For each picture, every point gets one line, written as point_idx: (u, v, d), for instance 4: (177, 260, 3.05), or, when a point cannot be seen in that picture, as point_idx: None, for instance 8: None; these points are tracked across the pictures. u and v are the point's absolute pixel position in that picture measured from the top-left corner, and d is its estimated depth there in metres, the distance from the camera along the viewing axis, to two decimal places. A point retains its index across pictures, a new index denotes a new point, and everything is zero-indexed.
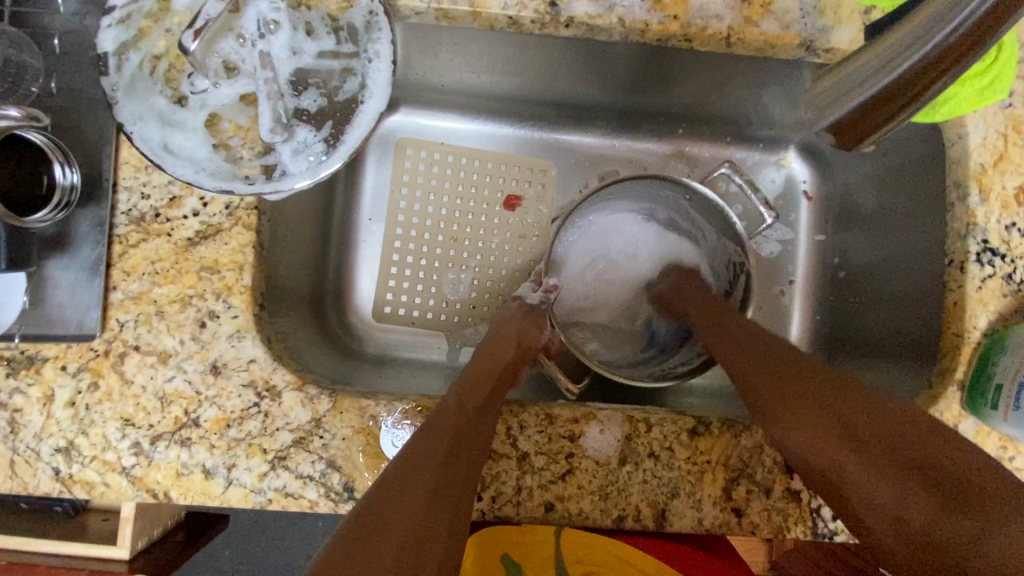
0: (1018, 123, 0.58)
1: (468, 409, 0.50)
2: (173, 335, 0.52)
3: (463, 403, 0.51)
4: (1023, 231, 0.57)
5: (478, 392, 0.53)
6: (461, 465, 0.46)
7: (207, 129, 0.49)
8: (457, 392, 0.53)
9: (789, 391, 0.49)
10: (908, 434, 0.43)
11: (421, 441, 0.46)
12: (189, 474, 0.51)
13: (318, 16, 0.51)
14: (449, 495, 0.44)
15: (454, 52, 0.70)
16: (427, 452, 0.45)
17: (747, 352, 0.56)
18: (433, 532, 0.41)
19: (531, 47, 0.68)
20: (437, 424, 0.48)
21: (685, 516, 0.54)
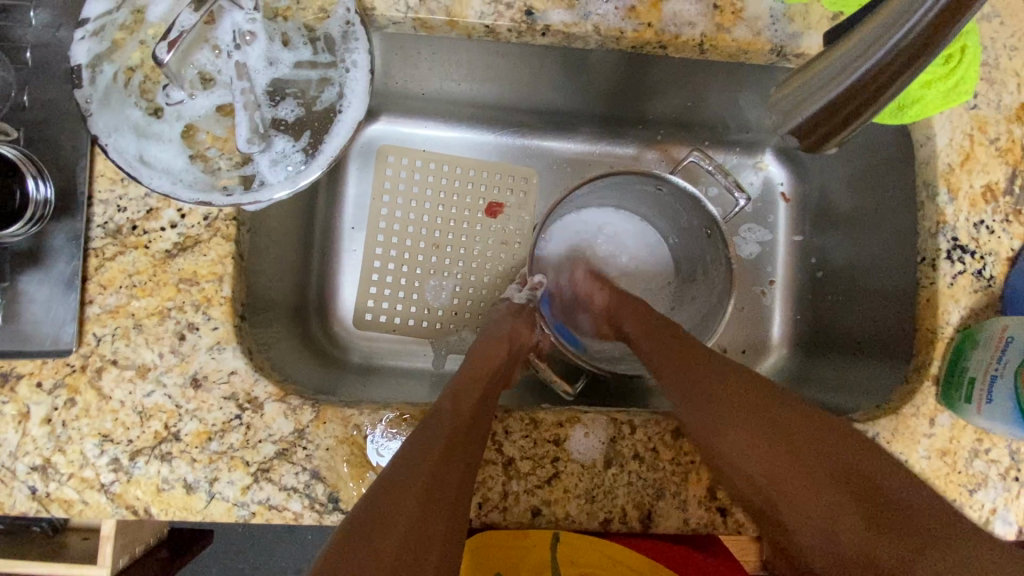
0: (982, 124, 0.60)
1: (461, 412, 0.51)
2: (152, 349, 0.51)
3: (453, 411, 0.51)
4: (990, 228, 0.59)
5: (470, 397, 0.53)
6: (459, 464, 0.46)
7: (184, 140, 0.49)
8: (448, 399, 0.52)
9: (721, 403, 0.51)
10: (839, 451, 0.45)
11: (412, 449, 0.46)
12: (170, 489, 0.51)
13: (294, 26, 0.51)
14: (445, 497, 0.43)
15: (436, 61, 0.70)
16: (419, 459, 0.45)
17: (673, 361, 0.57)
18: (432, 530, 0.41)
19: (515, 56, 0.69)
20: (430, 431, 0.48)
21: (671, 517, 0.54)
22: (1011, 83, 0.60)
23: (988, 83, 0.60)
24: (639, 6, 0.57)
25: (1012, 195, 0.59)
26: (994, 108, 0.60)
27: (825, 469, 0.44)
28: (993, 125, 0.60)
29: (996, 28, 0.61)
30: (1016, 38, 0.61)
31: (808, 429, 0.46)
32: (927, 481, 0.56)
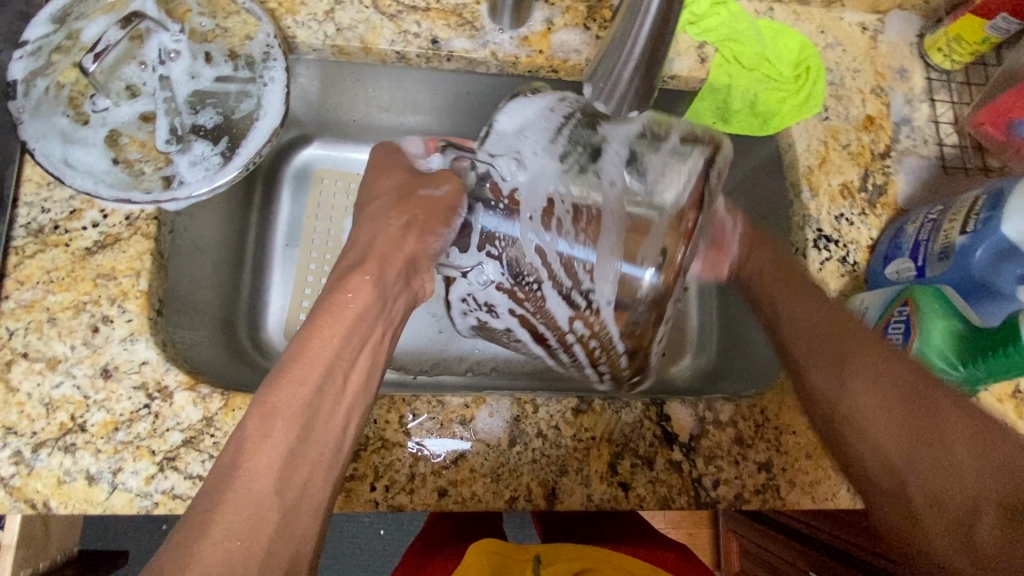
0: (835, 132, 0.69)
1: (312, 373, 0.45)
2: (64, 341, 0.53)
3: (323, 345, 0.47)
4: (850, 220, 0.66)
5: (326, 346, 0.47)
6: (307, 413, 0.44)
7: (107, 144, 0.54)
8: (305, 341, 0.47)
9: (947, 407, 0.49)
10: (958, 423, 0.49)
11: (269, 399, 0.43)
12: (72, 481, 0.51)
13: (216, 48, 0.58)
14: (302, 446, 0.42)
15: (372, 89, 0.77)
16: (286, 403, 0.43)
17: (833, 353, 0.56)
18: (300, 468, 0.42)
19: (450, 93, 0.76)
20: (257, 445, 0.41)
21: (575, 493, 0.56)
22: (856, 98, 0.70)
23: (836, 98, 0.69)
24: (531, 36, 0.66)
25: (866, 192, 0.67)
26: (845, 118, 0.69)
27: (970, 466, 0.47)
28: (845, 133, 0.69)
29: (841, 54, 0.71)
30: (857, 62, 0.71)
31: (961, 414, 0.49)
32: (816, 451, 0.60)
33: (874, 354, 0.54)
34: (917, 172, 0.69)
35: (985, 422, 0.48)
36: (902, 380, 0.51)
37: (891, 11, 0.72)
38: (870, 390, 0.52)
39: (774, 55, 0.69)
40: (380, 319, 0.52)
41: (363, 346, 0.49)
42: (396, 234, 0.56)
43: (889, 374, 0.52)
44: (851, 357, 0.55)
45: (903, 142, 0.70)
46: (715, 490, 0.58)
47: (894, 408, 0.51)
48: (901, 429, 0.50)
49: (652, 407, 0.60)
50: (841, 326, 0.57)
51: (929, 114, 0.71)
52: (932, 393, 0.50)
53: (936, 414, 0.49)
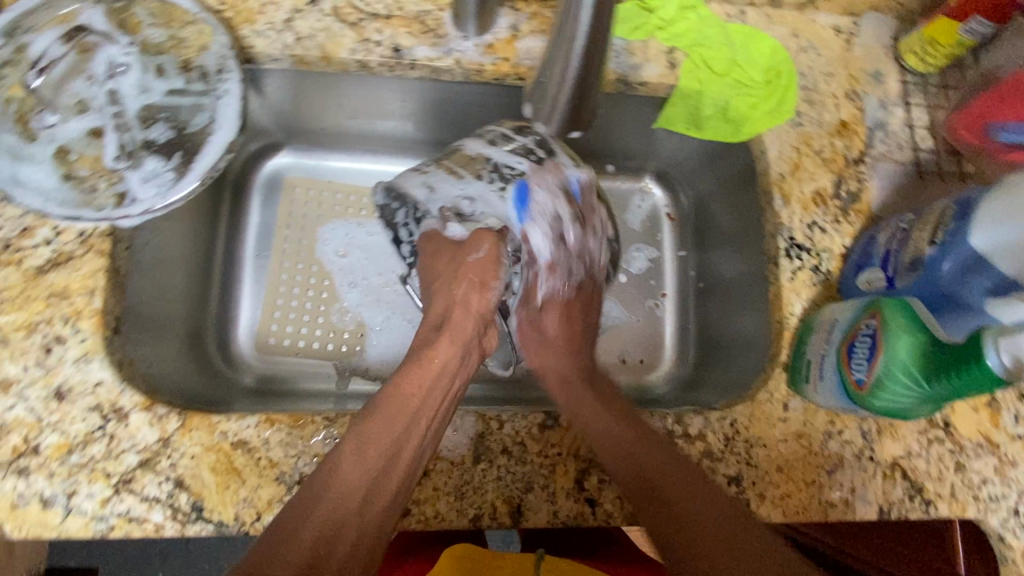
0: (808, 138, 0.68)
1: (369, 444, 0.51)
2: (16, 362, 0.52)
3: (383, 431, 0.52)
4: (823, 228, 0.65)
5: (383, 419, 0.53)
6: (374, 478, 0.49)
7: (56, 161, 0.53)
8: (374, 407, 0.54)
9: (719, 520, 0.50)
10: (750, 539, 0.48)
11: (341, 460, 0.49)
12: (25, 505, 0.50)
13: (169, 60, 0.57)
14: (351, 510, 0.47)
15: (340, 96, 0.75)
16: (342, 467, 0.49)
17: (646, 471, 0.54)
18: (346, 529, 0.46)
19: (421, 100, 0.75)
20: (300, 514, 0.46)
21: (540, 510, 0.55)
22: (830, 103, 0.69)
23: (809, 103, 0.68)
24: (497, 43, 0.64)
25: (839, 199, 0.66)
26: (818, 124, 0.68)
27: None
28: (818, 139, 0.68)
29: (814, 57, 0.70)
30: (831, 66, 0.70)
31: (735, 523, 0.49)
32: (786, 463, 0.60)
33: (676, 483, 0.53)
34: (892, 178, 0.68)
35: (739, 530, 0.49)
36: (649, 475, 0.54)
37: (865, 13, 0.71)
38: (690, 495, 0.52)
39: (745, 60, 0.68)
40: (456, 375, 0.59)
41: (438, 410, 0.55)
42: (464, 296, 0.64)
43: (677, 479, 0.53)
44: (630, 450, 0.55)
45: (878, 147, 0.68)
46: None
47: (672, 527, 0.50)
48: (724, 534, 0.49)
49: (619, 421, 0.59)
50: (631, 423, 0.58)
51: (904, 118, 0.69)
52: (697, 492, 0.52)
53: (731, 533, 0.49)
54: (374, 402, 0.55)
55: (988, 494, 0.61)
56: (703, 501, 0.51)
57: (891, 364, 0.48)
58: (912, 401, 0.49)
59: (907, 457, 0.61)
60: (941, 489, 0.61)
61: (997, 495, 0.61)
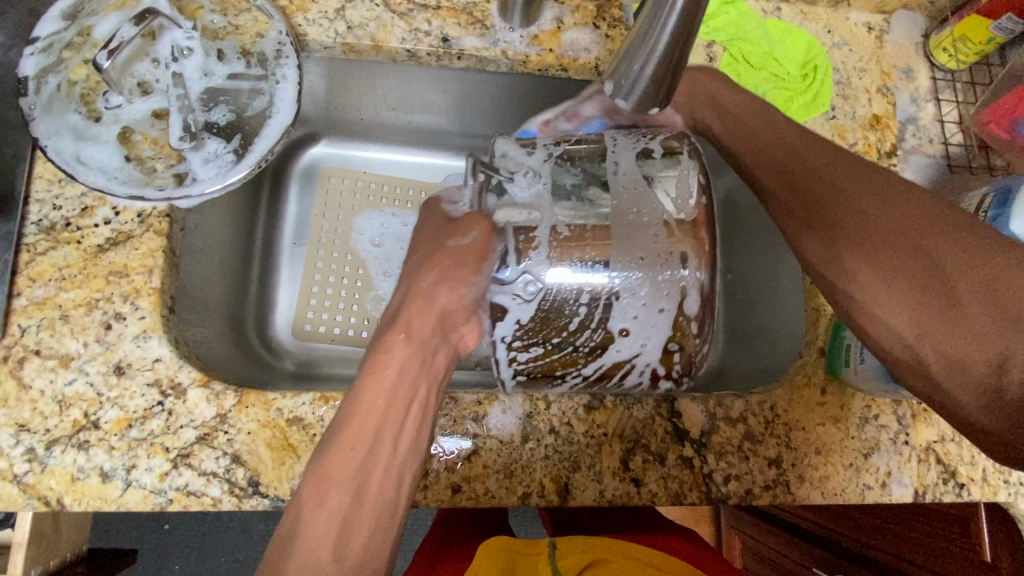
0: (842, 131, 0.69)
1: (359, 437, 0.45)
2: (77, 338, 0.53)
3: (343, 459, 0.44)
4: None
5: (368, 407, 0.46)
6: (364, 471, 0.44)
7: (120, 142, 0.54)
8: (355, 400, 0.47)
9: (897, 213, 0.44)
10: (952, 228, 0.42)
11: (326, 465, 0.44)
12: (86, 478, 0.51)
13: (228, 45, 0.58)
14: (352, 512, 0.43)
15: (380, 86, 0.77)
16: (332, 471, 0.44)
17: (905, 244, 0.43)
18: (353, 528, 0.43)
19: (460, 92, 0.76)
20: (307, 520, 0.42)
21: (587, 489, 0.56)
22: (863, 98, 0.71)
23: (843, 98, 0.70)
24: (542, 35, 0.66)
25: None
26: (851, 118, 0.70)
27: (971, 258, 0.41)
28: (851, 132, 0.69)
29: (847, 54, 0.71)
30: (863, 62, 0.72)
31: (911, 228, 0.43)
32: (825, 446, 0.61)
33: (869, 209, 0.45)
34: (923, 172, 0.69)
35: (952, 234, 0.42)
36: (827, 200, 0.48)
37: (896, 12, 0.73)
38: (897, 266, 0.43)
39: (782, 54, 0.70)
40: (422, 375, 0.50)
41: (407, 419, 0.47)
42: (429, 287, 0.52)
43: (873, 233, 0.44)
44: (874, 195, 0.45)
45: (909, 141, 0.70)
46: (726, 486, 0.58)
47: (900, 258, 0.43)
48: (967, 255, 0.40)
49: (663, 404, 0.60)
50: (868, 228, 0.45)
51: (934, 113, 0.71)
52: (866, 193, 0.46)
53: (921, 239, 0.42)
54: (330, 427, 0.47)
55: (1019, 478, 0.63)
56: (888, 196, 0.45)
57: None
58: None
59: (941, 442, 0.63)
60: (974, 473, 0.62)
61: None
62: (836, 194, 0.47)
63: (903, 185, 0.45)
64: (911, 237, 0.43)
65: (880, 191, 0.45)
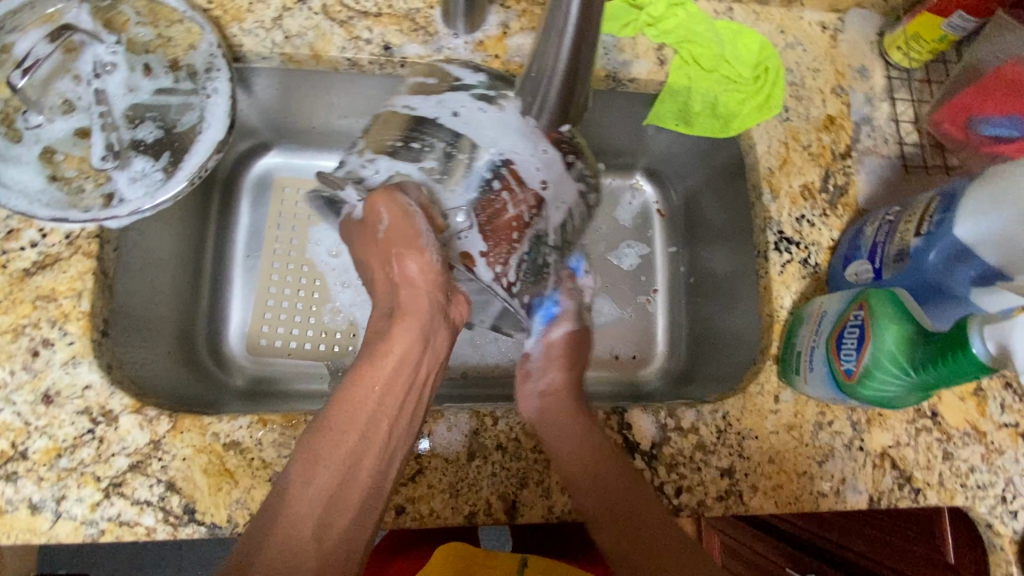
0: (795, 133, 0.68)
1: (352, 425, 0.47)
2: (3, 366, 0.51)
3: (335, 440, 0.46)
4: (811, 221, 0.66)
5: (360, 396, 0.48)
6: (361, 458, 0.47)
7: (42, 162, 0.53)
8: (352, 383, 0.49)
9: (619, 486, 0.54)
10: (646, 513, 0.53)
11: (315, 444, 0.46)
12: (13, 511, 0.49)
13: (157, 59, 0.57)
14: (344, 497, 0.45)
15: (330, 95, 0.75)
16: (320, 454, 0.46)
17: (633, 526, 0.52)
18: (336, 510, 0.45)
19: None
20: (292, 506, 0.44)
21: (535, 506, 0.55)
22: (817, 99, 0.70)
23: (796, 99, 0.69)
24: (487, 41, 0.65)
25: (827, 193, 0.67)
26: (805, 119, 0.69)
27: (665, 537, 0.51)
28: (805, 134, 0.68)
29: (801, 54, 0.70)
30: (817, 61, 0.70)
31: (614, 507, 0.53)
32: (778, 454, 0.60)
33: (604, 477, 0.54)
34: (879, 173, 0.68)
35: (641, 512, 0.53)
36: (602, 478, 0.54)
37: (851, 10, 0.72)
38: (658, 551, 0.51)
39: (733, 56, 0.69)
40: (422, 359, 0.51)
41: (400, 410, 0.49)
42: (400, 270, 0.52)
43: (616, 501, 0.53)
44: (591, 481, 0.54)
45: (864, 141, 0.69)
46: (678, 498, 0.58)
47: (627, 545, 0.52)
48: (665, 556, 0.50)
49: (613, 416, 0.60)
50: (580, 470, 0.55)
51: (889, 113, 0.70)
52: (599, 465, 0.55)
53: (620, 505, 0.53)
54: (323, 409, 0.48)
55: (976, 482, 0.62)
56: (614, 495, 0.54)
57: (878, 353, 0.49)
58: (899, 390, 0.49)
59: (896, 446, 0.62)
60: (930, 478, 0.62)
61: (985, 483, 0.62)
62: (584, 478, 0.54)
63: (592, 441, 0.56)
64: (609, 493, 0.54)
65: (601, 454, 0.55)
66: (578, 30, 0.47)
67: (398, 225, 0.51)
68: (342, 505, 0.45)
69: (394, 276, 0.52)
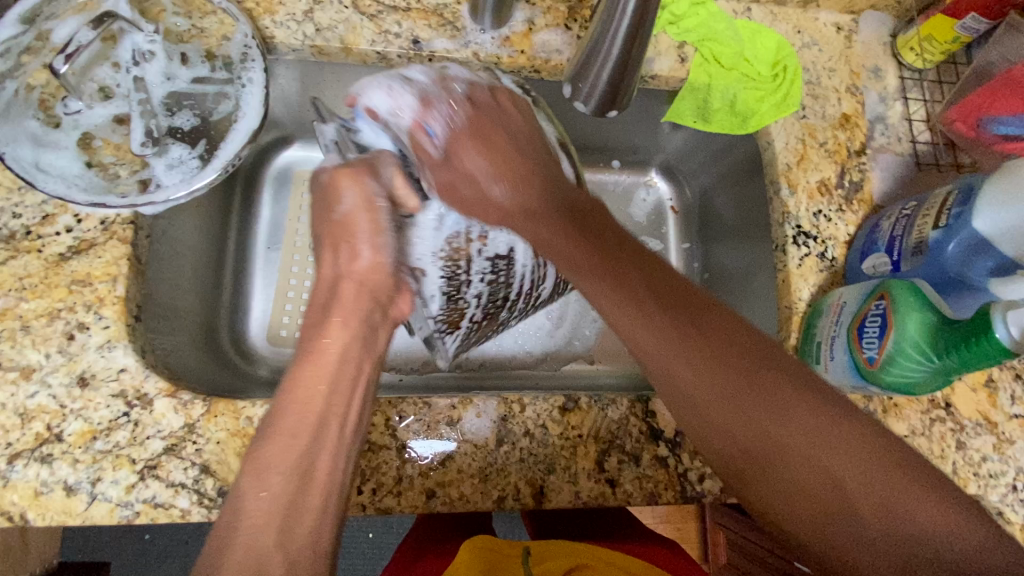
0: (812, 130, 0.70)
1: (296, 426, 0.42)
2: (39, 350, 0.52)
3: (285, 445, 0.41)
4: (828, 216, 0.68)
5: (302, 396, 0.44)
6: (315, 457, 0.42)
7: (80, 148, 0.54)
8: (288, 386, 0.44)
9: (775, 386, 0.40)
10: (812, 413, 0.38)
11: (258, 455, 0.41)
12: (49, 492, 0.50)
13: (193, 49, 0.58)
14: (305, 500, 0.40)
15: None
16: (266, 464, 0.40)
17: (777, 417, 0.39)
18: (300, 514, 0.40)
19: None
20: (245, 516, 0.38)
21: (562, 491, 0.56)
22: (832, 97, 0.71)
23: (813, 97, 0.71)
24: (513, 36, 0.66)
25: (843, 189, 0.69)
26: (822, 117, 0.70)
27: (848, 448, 0.37)
28: (822, 131, 0.70)
29: (817, 54, 0.72)
30: (833, 61, 0.72)
31: (785, 401, 0.39)
32: None
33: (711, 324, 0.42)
34: (892, 170, 0.70)
35: (810, 417, 0.39)
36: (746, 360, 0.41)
37: (865, 12, 0.74)
38: (813, 454, 0.37)
39: (752, 55, 0.70)
40: (363, 356, 0.49)
41: (350, 405, 0.45)
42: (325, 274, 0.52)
43: (750, 403, 0.40)
44: (735, 365, 0.41)
45: (878, 140, 0.71)
46: (701, 485, 0.59)
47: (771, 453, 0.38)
48: (835, 460, 0.37)
49: (638, 404, 0.60)
50: (720, 346, 0.41)
51: (902, 113, 0.72)
52: (725, 352, 0.41)
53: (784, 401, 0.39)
54: (264, 419, 0.43)
55: (988, 471, 0.64)
56: (772, 388, 0.40)
57: (902, 340, 0.50)
58: (922, 375, 0.51)
59: (911, 436, 0.64)
60: (945, 467, 0.63)
61: (997, 473, 0.64)
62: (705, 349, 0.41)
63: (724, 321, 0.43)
64: (754, 384, 0.40)
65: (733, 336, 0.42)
66: (634, 24, 0.52)
67: (360, 216, 0.54)
68: (306, 506, 0.40)
69: (342, 270, 0.52)
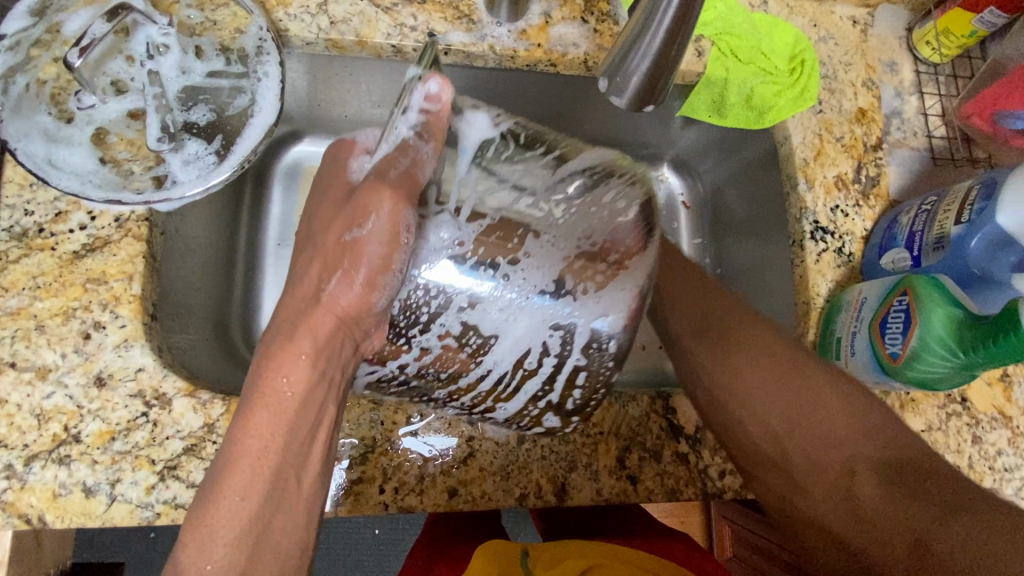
0: (828, 125, 0.70)
1: (247, 486, 0.39)
2: (54, 349, 0.51)
3: (233, 508, 0.39)
4: (845, 212, 0.67)
5: (250, 453, 0.39)
6: (269, 515, 0.40)
7: (94, 143, 0.52)
8: (240, 433, 0.40)
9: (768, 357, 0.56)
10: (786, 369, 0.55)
11: (208, 514, 0.39)
12: (68, 494, 0.49)
13: (207, 42, 0.57)
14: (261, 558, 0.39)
15: (365, 83, 0.75)
16: (212, 528, 0.38)
17: (761, 371, 0.56)
18: (257, 572, 0.39)
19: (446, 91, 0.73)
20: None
21: (584, 489, 0.56)
22: (849, 92, 0.71)
23: (829, 91, 0.70)
24: (530, 29, 0.65)
25: (859, 184, 0.69)
26: (838, 111, 0.70)
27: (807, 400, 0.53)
28: (838, 126, 0.70)
29: (833, 48, 0.72)
30: (849, 55, 0.72)
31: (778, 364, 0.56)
32: None
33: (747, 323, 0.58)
34: (908, 164, 0.70)
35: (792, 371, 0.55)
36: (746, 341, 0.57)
37: (880, 5, 0.74)
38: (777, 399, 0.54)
39: (769, 49, 0.70)
40: (328, 399, 0.43)
41: (308, 455, 0.42)
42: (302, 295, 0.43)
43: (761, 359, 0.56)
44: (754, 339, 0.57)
45: (894, 134, 0.71)
46: (721, 480, 0.59)
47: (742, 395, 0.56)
48: (796, 408, 0.53)
49: (658, 400, 0.60)
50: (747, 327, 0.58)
51: (918, 107, 0.72)
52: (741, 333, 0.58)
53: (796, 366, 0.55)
54: (212, 468, 0.40)
55: (1003, 465, 0.64)
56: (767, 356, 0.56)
57: (926, 336, 0.50)
58: (946, 371, 0.51)
59: (928, 430, 0.64)
60: (960, 461, 0.64)
61: (1012, 466, 0.64)
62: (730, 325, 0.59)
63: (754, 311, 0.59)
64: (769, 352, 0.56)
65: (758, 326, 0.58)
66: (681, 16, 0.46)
67: (371, 247, 0.42)
68: (262, 561, 0.39)
69: (319, 292, 0.43)
